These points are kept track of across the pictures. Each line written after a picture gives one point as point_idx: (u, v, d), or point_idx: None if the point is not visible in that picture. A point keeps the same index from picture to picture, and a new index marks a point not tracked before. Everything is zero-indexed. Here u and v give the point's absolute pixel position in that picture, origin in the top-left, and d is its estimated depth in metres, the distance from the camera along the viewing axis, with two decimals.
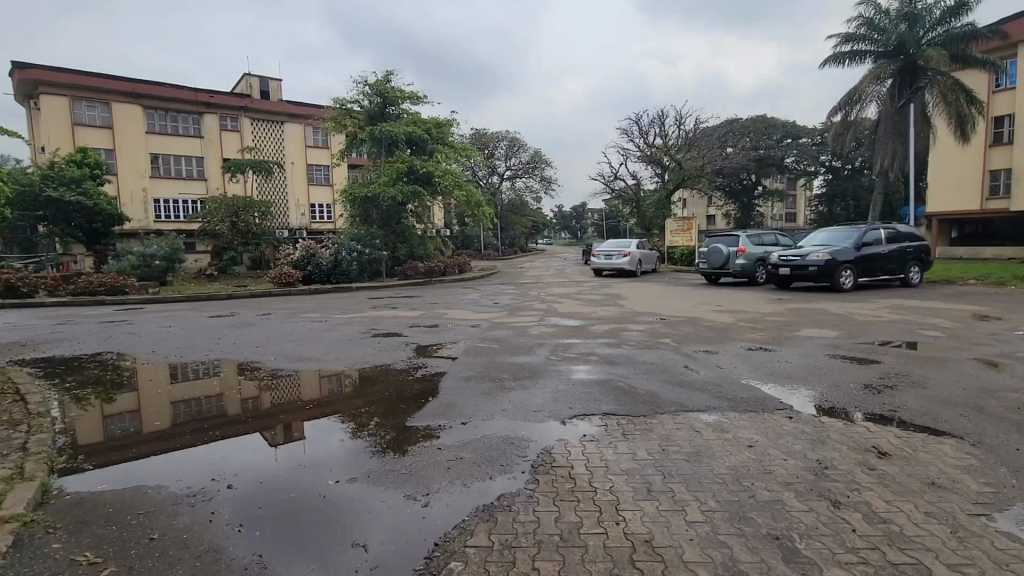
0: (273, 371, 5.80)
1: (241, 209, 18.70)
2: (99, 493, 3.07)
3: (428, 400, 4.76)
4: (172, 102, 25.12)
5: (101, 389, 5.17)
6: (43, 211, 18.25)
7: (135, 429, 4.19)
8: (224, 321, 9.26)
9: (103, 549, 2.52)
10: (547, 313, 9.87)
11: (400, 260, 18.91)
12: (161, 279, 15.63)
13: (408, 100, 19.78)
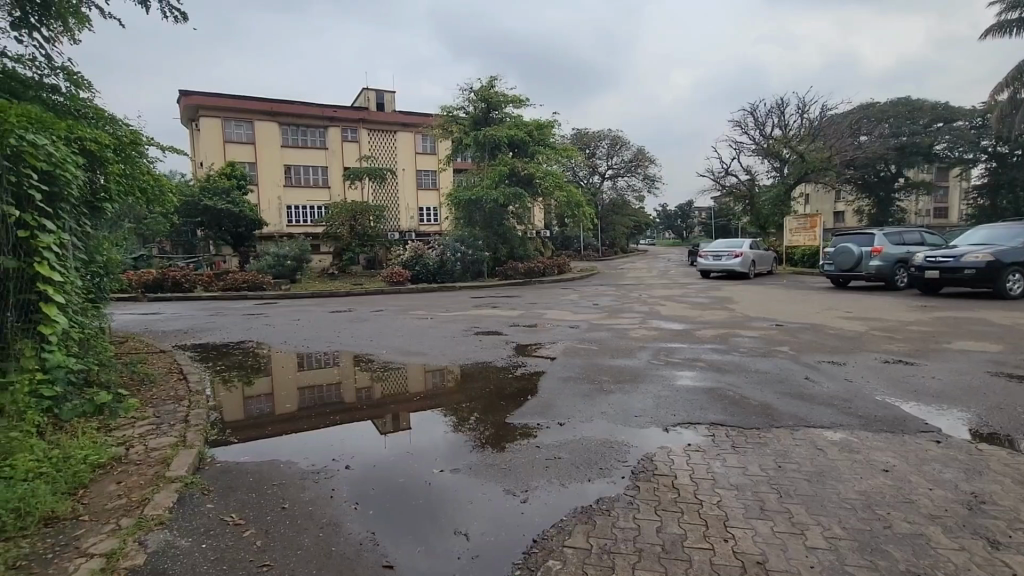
0: (384, 364, 6.22)
1: (359, 213, 20.39)
2: (243, 464, 3.50)
3: (527, 398, 4.81)
4: (304, 118, 28.00)
5: (243, 373, 5.90)
6: (202, 218, 21.31)
7: (269, 409, 4.73)
8: (343, 316, 10.13)
9: (245, 512, 2.86)
10: (649, 316, 9.51)
11: (501, 260, 19.40)
12: (291, 276, 17.51)
13: (511, 104, 20.21)
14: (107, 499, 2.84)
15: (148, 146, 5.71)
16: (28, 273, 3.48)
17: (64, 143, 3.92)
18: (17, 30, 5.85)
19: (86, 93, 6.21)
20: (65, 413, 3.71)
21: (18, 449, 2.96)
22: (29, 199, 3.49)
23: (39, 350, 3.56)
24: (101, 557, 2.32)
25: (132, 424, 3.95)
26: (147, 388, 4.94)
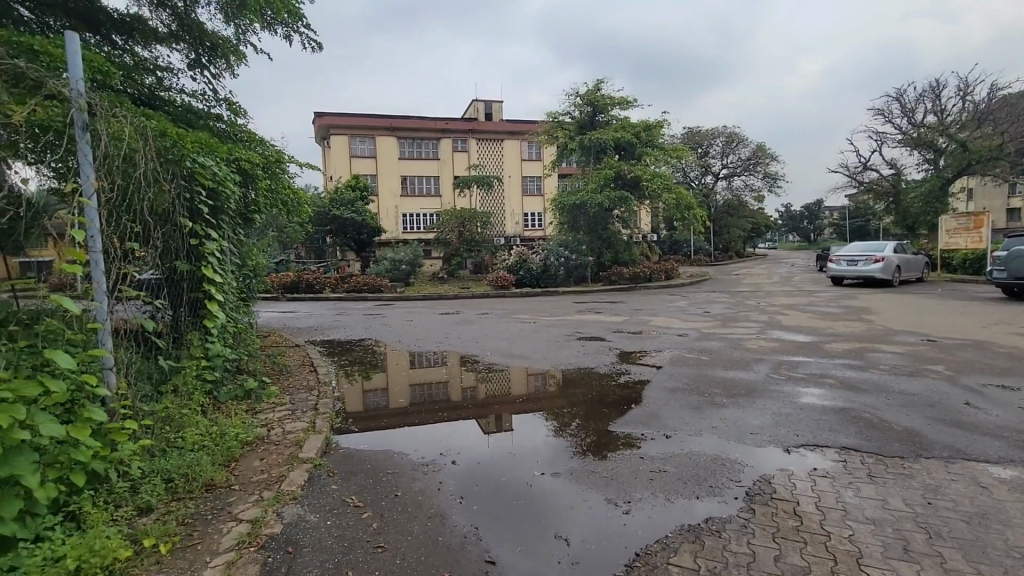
0: (489, 365, 6.42)
1: (467, 219, 21.30)
2: (362, 452, 3.81)
3: (630, 407, 4.67)
4: (419, 132, 29.93)
5: (363, 368, 6.44)
6: (331, 226, 23.65)
7: (385, 403, 5.10)
8: (451, 318, 10.63)
9: (363, 496, 3.11)
10: (768, 326, 8.75)
11: (605, 265, 19.10)
12: (406, 280, 18.77)
13: (618, 106, 19.85)
14: (252, 473, 3.24)
15: (289, 164, 6.48)
16: (197, 275, 4.12)
17: (225, 164, 4.59)
18: (193, 69, 6.96)
19: (242, 119, 7.23)
20: (222, 395, 4.32)
21: (188, 423, 3.49)
22: (199, 212, 4.13)
23: (204, 340, 4.20)
24: (247, 523, 2.65)
25: (272, 408, 4.48)
26: (285, 377, 5.58)
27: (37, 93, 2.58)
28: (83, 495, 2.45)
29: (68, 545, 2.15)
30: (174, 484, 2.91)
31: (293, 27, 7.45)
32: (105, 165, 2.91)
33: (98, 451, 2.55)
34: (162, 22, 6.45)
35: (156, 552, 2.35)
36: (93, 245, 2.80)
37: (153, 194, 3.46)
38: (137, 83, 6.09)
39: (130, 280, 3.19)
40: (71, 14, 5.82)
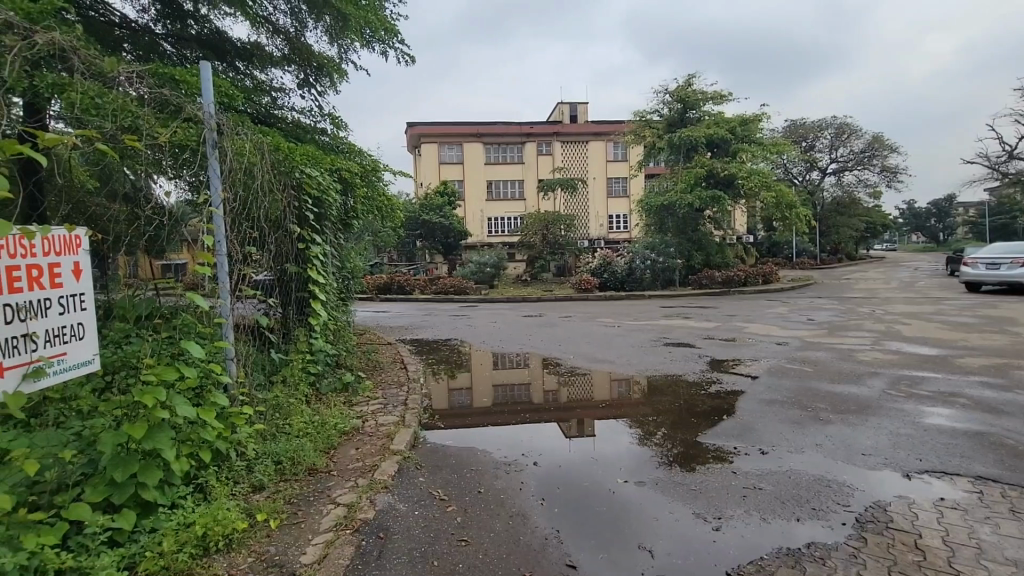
0: (571, 369, 6.37)
1: (551, 222, 21.34)
2: (447, 447, 3.96)
3: (722, 418, 4.42)
4: (505, 137, 30.50)
5: (449, 367, 6.67)
6: (421, 231, 24.80)
7: (469, 401, 5.25)
8: (534, 321, 10.70)
9: (448, 490, 3.22)
10: (885, 337, 7.86)
11: (695, 268, 18.23)
12: (490, 282, 19.19)
13: (711, 101, 18.90)
14: (349, 461, 3.46)
15: (384, 173, 6.88)
16: (304, 276, 4.50)
17: (328, 175, 4.98)
18: (302, 88, 7.63)
19: (343, 132, 7.80)
20: (323, 386, 4.68)
21: (294, 411, 3.81)
22: (306, 218, 4.52)
23: (308, 336, 4.58)
24: (344, 507, 2.83)
25: (367, 402, 4.79)
26: (378, 373, 5.93)
27: (178, 117, 2.96)
28: (209, 470, 2.76)
29: (196, 513, 2.43)
30: (282, 466, 3.18)
31: (389, 43, 7.90)
32: (230, 178, 3.27)
33: (220, 432, 2.86)
34: (276, 47, 7.13)
35: (266, 526, 2.59)
36: (219, 249, 3.16)
37: (268, 204, 3.84)
38: (255, 104, 6.76)
39: (248, 281, 3.55)
40: (203, 46, 6.67)
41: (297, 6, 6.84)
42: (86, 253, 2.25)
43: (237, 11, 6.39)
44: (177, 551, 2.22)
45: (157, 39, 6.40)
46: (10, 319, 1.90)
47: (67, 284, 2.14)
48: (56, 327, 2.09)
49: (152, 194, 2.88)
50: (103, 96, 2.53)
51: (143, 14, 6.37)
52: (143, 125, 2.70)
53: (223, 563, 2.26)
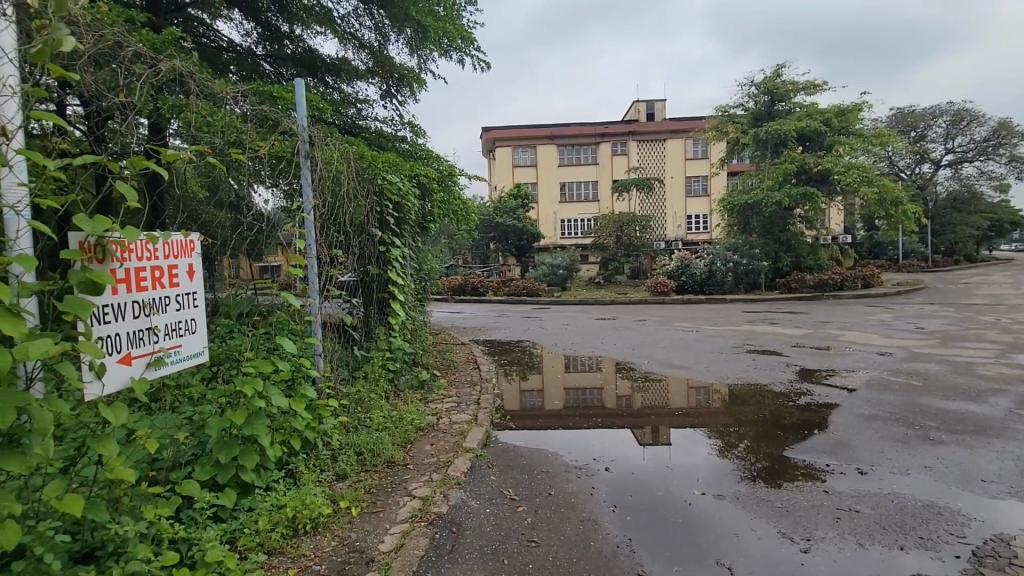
0: (646, 374, 6.19)
1: (626, 223, 20.87)
2: (518, 448, 3.99)
3: (812, 432, 4.10)
4: (579, 138, 30.24)
5: (521, 369, 6.73)
6: (494, 233, 25.19)
7: (540, 403, 5.26)
8: (607, 324, 10.51)
9: (518, 490, 3.25)
10: (1013, 350, 6.91)
11: (783, 271, 17.07)
12: (562, 284, 19.12)
13: (802, 92, 17.61)
14: (424, 456, 3.58)
15: (459, 177, 7.08)
16: (384, 277, 4.72)
17: (407, 180, 5.20)
18: (384, 99, 8.02)
19: (422, 139, 8.11)
20: (401, 383, 4.89)
21: (374, 406, 4.01)
22: (388, 223, 4.75)
23: (388, 334, 4.80)
24: (419, 499, 2.93)
25: (441, 399, 4.94)
26: (452, 372, 6.09)
27: (276, 130, 3.22)
28: (299, 458, 2.97)
29: (287, 497, 2.62)
30: (363, 457, 3.35)
31: (466, 51, 8.11)
32: (319, 186, 3.52)
33: (308, 422, 3.08)
34: (361, 62, 7.55)
35: (348, 513, 2.74)
36: (309, 252, 3.40)
37: (352, 209, 4.07)
38: (342, 116, 7.18)
39: (334, 282, 3.79)
40: (297, 64, 7.22)
41: (380, 21, 7.24)
42: (197, 256, 2.50)
43: (326, 29, 6.90)
44: (271, 529, 2.41)
45: (258, 60, 7.08)
46: (137, 314, 2.16)
47: (182, 283, 2.40)
48: (173, 322, 2.35)
49: (253, 203, 3.16)
50: (214, 114, 2.81)
51: (247, 38, 7.11)
52: (246, 139, 2.97)
53: (310, 545, 2.43)
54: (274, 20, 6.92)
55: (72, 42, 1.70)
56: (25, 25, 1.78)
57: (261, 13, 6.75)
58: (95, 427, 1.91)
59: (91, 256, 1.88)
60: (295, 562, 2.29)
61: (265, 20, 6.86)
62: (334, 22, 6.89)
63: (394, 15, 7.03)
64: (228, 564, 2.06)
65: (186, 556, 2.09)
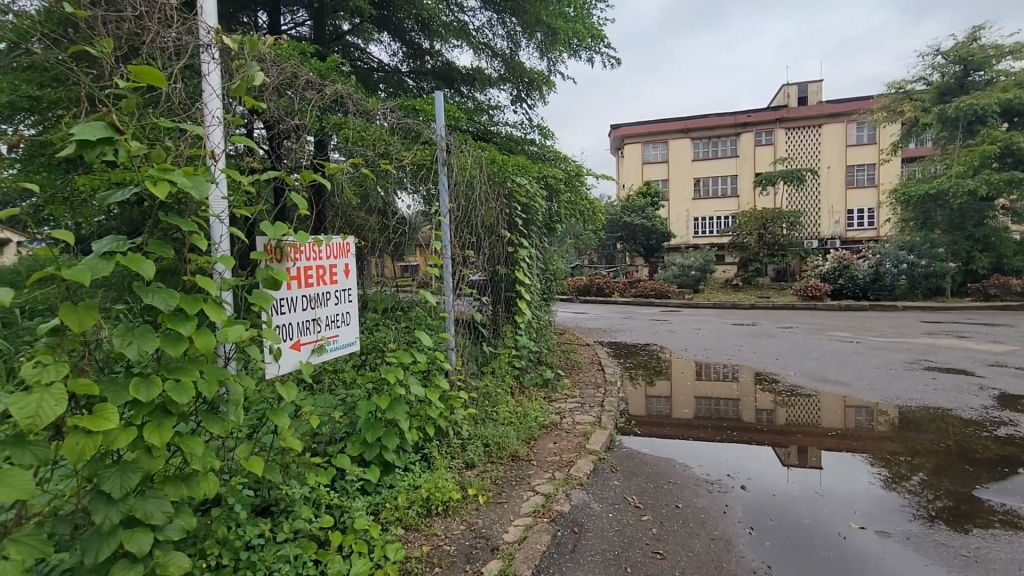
0: (791, 387, 5.58)
1: (771, 220, 18.99)
2: (644, 455, 3.86)
3: (1016, 472, 3.35)
4: (717, 130, 28.20)
5: (647, 373, 6.49)
6: (622, 233, 24.54)
7: (668, 411, 5.02)
8: (746, 330, 9.68)
9: (643, 498, 3.14)
10: None
11: (977, 274, 14.25)
12: (694, 286, 18.02)
13: (1009, 56, 14.49)
14: (547, 454, 3.63)
15: (587, 177, 7.05)
16: (512, 277, 4.87)
17: (536, 182, 5.31)
18: (515, 104, 8.29)
19: (550, 140, 8.24)
20: (526, 380, 5.01)
21: (501, 400, 4.15)
22: (516, 224, 4.89)
23: (514, 333, 4.95)
24: (542, 496, 2.98)
25: (565, 398, 4.96)
26: (576, 372, 6.07)
27: (418, 141, 3.55)
28: (432, 444, 3.20)
29: (422, 479, 2.84)
30: (490, 449, 3.49)
31: (596, 49, 8.06)
32: (454, 191, 3.77)
33: (441, 411, 3.31)
34: (494, 69, 7.89)
35: (476, 500, 2.88)
36: (444, 253, 3.67)
37: (484, 211, 4.27)
38: (476, 122, 7.56)
39: (466, 281, 4.02)
40: (436, 76, 7.75)
41: (512, 29, 7.53)
42: (353, 256, 2.82)
43: (463, 41, 7.34)
44: (409, 506, 2.63)
45: (403, 76, 7.73)
46: (305, 307, 2.50)
47: (341, 280, 2.73)
48: (333, 315, 2.67)
49: (397, 209, 3.48)
50: (366, 130, 3.15)
51: (394, 57, 7.85)
52: (392, 150, 3.33)
53: (441, 526, 2.60)
54: (416, 39, 7.49)
55: (260, 75, 2.02)
56: (227, 65, 2.16)
57: (406, 33, 7.34)
58: (272, 401, 2.26)
59: (272, 257, 2.21)
60: (428, 540, 2.47)
61: (409, 40, 7.46)
62: (469, 34, 7.30)
63: (526, 22, 7.23)
64: (372, 533, 2.29)
65: (339, 520, 2.36)
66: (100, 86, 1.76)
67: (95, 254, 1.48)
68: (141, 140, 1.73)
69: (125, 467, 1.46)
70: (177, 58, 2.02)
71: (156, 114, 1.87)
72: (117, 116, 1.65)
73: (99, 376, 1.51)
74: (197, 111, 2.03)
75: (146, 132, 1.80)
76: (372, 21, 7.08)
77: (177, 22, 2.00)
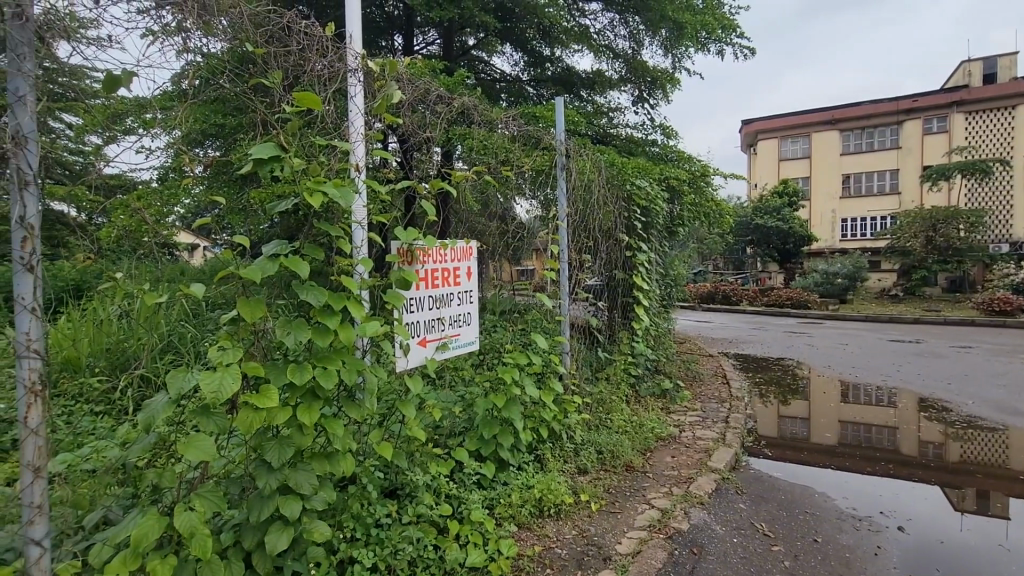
0: (968, 418, 4.70)
1: (942, 220, 16.23)
2: (775, 479, 3.52)
3: None
4: (871, 119, 24.83)
5: (780, 391, 5.89)
6: (752, 236, 22.57)
7: (805, 434, 4.52)
8: (908, 348, 8.36)
9: (774, 527, 2.85)
10: None
11: None
12: (840, 296, 16.00)
13: None
14: (664, 467, 3.47)
15: (714, 177, 6.64)
16: (629, 283, 4.73)
17: (657, 184, 5.12)
18: (636, 105, 8.08)
19: (673, 140, 7.93)
20: (643, 389, 4.83)
21: (615, 408, 4.05)
22: (635, 228, 4.74)
23: (631, 339, 4.80)
24: (658, 510, 2.85)
25: (685, 411, 4.70)
26: (698, 385, 5.69)
27: (538, 147, 3.62)
28: (546, 446, 3.23)
29: (535, 480, 2.87)
30: (603, 456, 3.42)
31: (727, 40, 7.58)
32: (572, 195, 3.79)
33: (555, 414, 3.33)
34: (615, 71, 7.77)
35: (588, 507, 2.84)
36: (561, 257, 3.71)
37: (602, 215, 4.22)
38: (595, 126, 7.48)
39: (582, 285, 3.99)
40: (556, 83, 7.80)
41: (635, 28, 7.43)
42: (475, 259, 2.96)
43: (583, 45, 7.34)
44: (522, 505, 2.68)
45: (523, 84, 7.87)
46: (431, 307, 2.67)
47: (463, 282, 2.87)
48: (456, 315, 2.83)
49: (515, 214, 3.58)
50: (489, 139, 3.29)
51: (516, 67, 8.07)
52: (513, 157, 3.45)
53: (553, 528, 2.61)
54: (537, 47, 7.64)
55: (397, 93, 2.22)
56: (370, 86, 2.40)
57: (528, 43, 7.52)
58: (400, 392, 2.45)
59: (404, 260, 2.40)
60: (539, 540, 2.50)
61: (530, 49, 7.63)
62: (591, 37, 7.29)
63: (650, 20, 7.04)
64: (487, 526, 2.38)
65: (457, 510, 2.48)
66: (272, 112, 2.07)
67: (264, 256, 1.73)
68: (301, 156, 1.99)
69: (283, 441, 1.68)
70: (330, 82, 2.29)
71: (313, 133, 2.14)
72: (284, 137, 1.92)
73: (265, 360, 1.75)
74: (345, 128, 2.27)
75: (306, 149, 2.07)
76: (496, 33, 7.35)
77: (333, 50, 2.26)
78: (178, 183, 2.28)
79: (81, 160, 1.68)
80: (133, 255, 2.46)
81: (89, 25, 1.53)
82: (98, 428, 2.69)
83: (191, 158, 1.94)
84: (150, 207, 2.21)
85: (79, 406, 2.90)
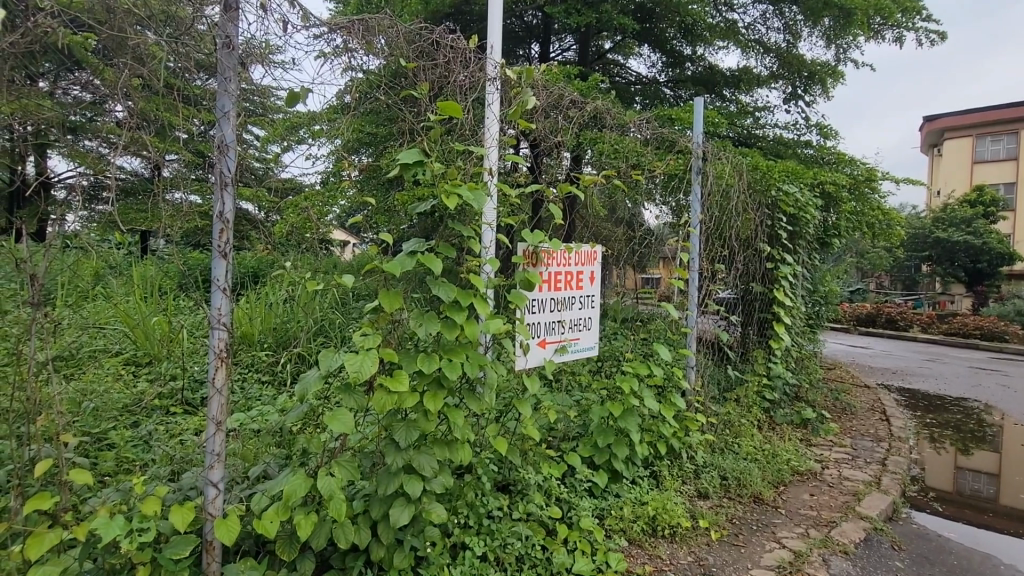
0: None
1: None
2: (946, 540, 2.95)
3: None
4: None
5: (959, 437, 4.93)
6: (930, 252, 19.20)
7: (991, 493, 3.73)
8: None
9: None
10: None
11: None
12: None
13: None
14: (800, 505, 3.09)
15: (882, 182, 5.79)
16: (769, 297, 4.29)
17: (809, 189, 4.60)
18: (788, 103, 7.40)
19: (832, 140, 7.09)
20: (778, 416, 4.36)
21: (744, 432, 3.71)
22: (778, 237, 4.30)
23: (767, 359, 4.36)
24: (790, 551, 2.56)
25: (829, 446, 4.15)
26: (849, 419, 4.97)
27: (672, 150, 3.49)
28: (663, 463, 3.07)
29: (649, 496, 2.75)
30: (728, 483, 3.15)
31: (908, 25, 6.55)
32: (708, 201, 3.56)
33: (675, 430, 3.17)
34: (765, 67, 7.20)
35: (707, 535, 2.64)
36: (691, 266, 3.51)
37: (741, 222, 3.89)
38: (739, 126, 6.92)
39: (713, 297, 3.73)
40: (697, 82, 7.35)
41: (791, 19, 6.86)
42: (599, 264, 2.92)
43: (730, 41, 6.88)
44: (634, 520, 2.58)
45: (660, 86, 7.53)
46: (553, 309, 2.70)
47: (586, 287, 2.85)
48: (576, 318, 2.82)
49: (642, 219, 3.47)
50: (621, 143, 3.25)
51: (653, 68, 7.76)
52: (644, 161, 3.38)
53: (666, 550, 2.46)
54: (678, 47, 7.29)
55: (531, 100, 2.34)
56: (506, 94, 2.50)
57: (668, 43, 7.21)
58: (518, 391, 2.51)
59: (529, 262, 2.47)
60: (651, 561, 2.38)
61: (670, 49, 7.25)
62: (738, 33, 6.81)
63: (811, 8, 6.41)
64: (596, 536, 2.33)
65: (566, 515, 2.46)
66: (419, 120, 2.27)
67: (403, 252, 1.89)
68: (441, 162, 2.14)
69: (410, 424, 1.82)
70: (471, 92, 2.43)
71: (452, 140, 2.30)
72: (427, 143, 2.08)
73: (398, 347, 1.91)
74: (482, 134, 2.40)
75: (445, 154, 2.22)
76: (634, 35, 7.14)
77: (474, 61, 2.40)
78: (337, 185, 2.58)
79: (264, 166, 1.96)
80: (299, 248, 2.85)
81: (276, 51, 1.80)
82: (263, 395, 3.15)
83: (348, 163, 2.22)
84: (313, 206, 2.53)
85: (251, 375, 3.43)
